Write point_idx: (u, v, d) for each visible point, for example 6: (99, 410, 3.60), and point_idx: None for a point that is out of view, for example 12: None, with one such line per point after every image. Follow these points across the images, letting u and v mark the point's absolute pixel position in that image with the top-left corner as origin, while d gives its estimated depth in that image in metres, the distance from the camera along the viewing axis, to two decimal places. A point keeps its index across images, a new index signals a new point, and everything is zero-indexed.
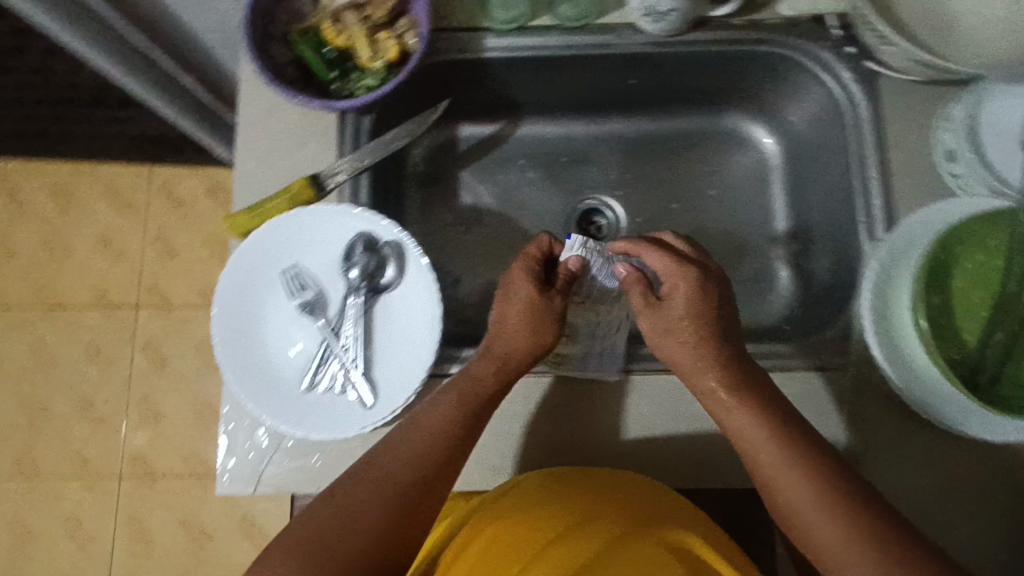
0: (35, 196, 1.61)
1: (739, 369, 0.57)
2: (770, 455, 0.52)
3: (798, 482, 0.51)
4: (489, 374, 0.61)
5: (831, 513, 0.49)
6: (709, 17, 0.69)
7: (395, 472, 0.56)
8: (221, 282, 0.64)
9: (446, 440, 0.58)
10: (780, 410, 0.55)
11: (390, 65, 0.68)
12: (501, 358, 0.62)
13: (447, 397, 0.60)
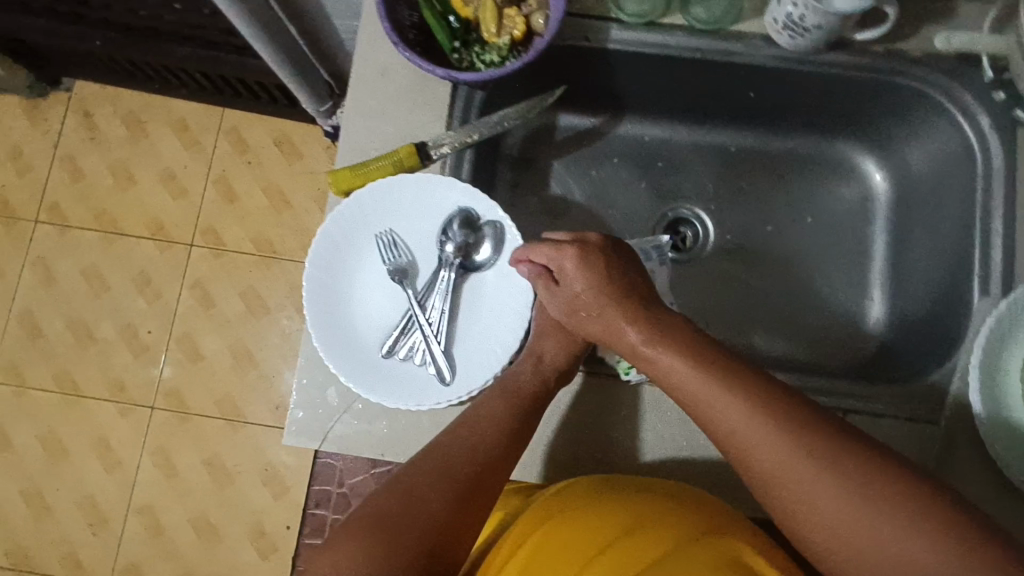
0: (105, 120, 1.61)
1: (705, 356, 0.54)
2: (771, 452, 0.47)
3: (811, 475, 0.45)
4: (529, 373, 0.61)
5: (848, 501, 0.44)
6: (852, 39, 0.67)
7: (450, 462, 0.55)
8: (317, 237, 0.63)
9: (501, 435, 0.57)
10: (764, 392, 0.50)
11: (514, 43, 0.66)
12: (541, 360, 0.62)
13: (501, 395, 0.59)
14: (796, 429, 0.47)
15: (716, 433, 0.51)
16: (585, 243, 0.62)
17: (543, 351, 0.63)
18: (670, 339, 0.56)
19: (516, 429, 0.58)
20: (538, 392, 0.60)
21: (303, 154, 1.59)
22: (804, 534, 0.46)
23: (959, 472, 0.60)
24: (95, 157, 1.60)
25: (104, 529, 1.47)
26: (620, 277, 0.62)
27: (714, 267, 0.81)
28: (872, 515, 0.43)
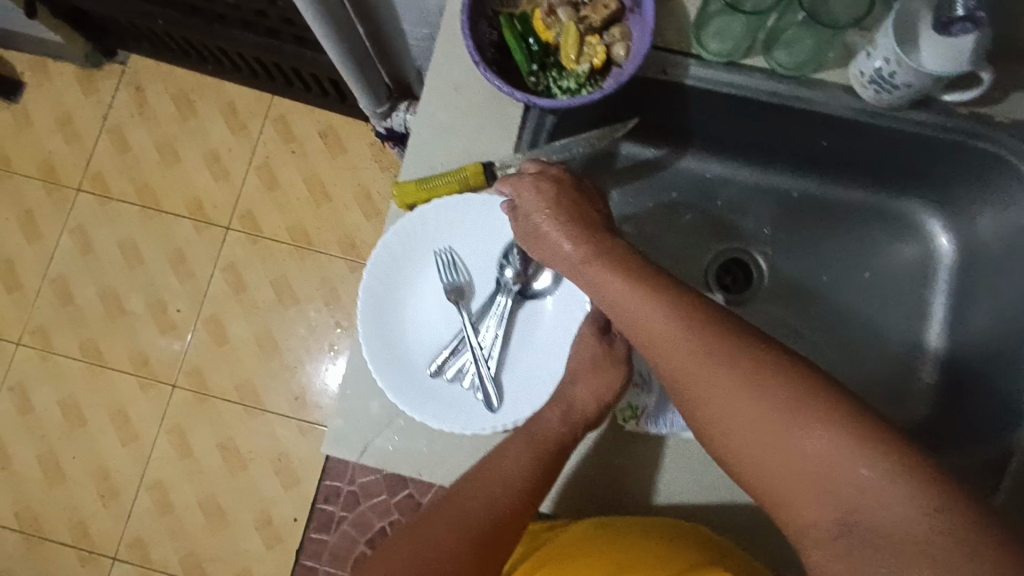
0: (155, 96, 1.63)
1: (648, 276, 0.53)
2: (722, 385, 0.47)
3: (762, 407, 0.45)
4: (557, 421, 0.58)
5: (794, 440, 0.43)
6: (935, 99, 0.66)
7: (472, 507, 0.54)
8: (377, 248, 0.63)
9: (527, 483, 0.55)
10: (721, 333, 0.48)
11: (592, 72, 0.66)
12: (572, 410, 0.58)
13: (528, 441, 0.57)
14: (729, 346, 0.47)
15: (647, 348, 0.51)
16: (554, 179, 0.61)
17: (575, 399, 0.59)
18: (614, 262, 0.55)
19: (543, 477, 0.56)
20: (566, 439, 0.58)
21: (346, 147, 1.60)
22: (753, 465, 0.45)
23: None
24: (142, 132, 1.62)
25: (115, 501, 1.48)
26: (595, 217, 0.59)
27: (765, 313, 0.80)
28: (808, 428, 0.43)
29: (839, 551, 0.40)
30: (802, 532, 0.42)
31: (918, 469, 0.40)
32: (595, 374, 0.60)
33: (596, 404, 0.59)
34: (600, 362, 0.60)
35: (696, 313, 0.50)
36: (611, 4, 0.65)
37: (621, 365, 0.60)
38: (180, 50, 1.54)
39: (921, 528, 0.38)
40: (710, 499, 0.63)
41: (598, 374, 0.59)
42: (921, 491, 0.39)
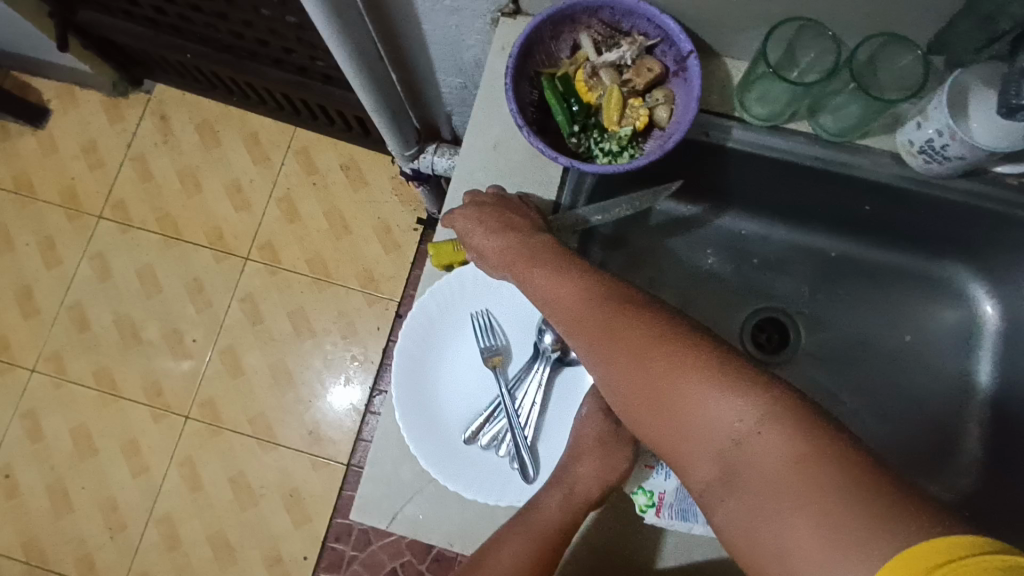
0: (180, 126, 1.64)
1: (563, 264, 0.56)
2: (633, 369, 0.49)
3: (665, 382, 0.47)
4: (556, 506, 0.56)
5: (706, 409, 0.45)
6: (984, 168, 0.65)
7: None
8: (413, 310, 0.62)
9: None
10: (627, 317, 0.50)
11: (634, 134, 0.66)
12: (571, 490, 0.57)
13: (521, 535, 0.55)
14: (627, 319, 0.50)
15: (559, 327, 0.55)
16: (491, 197, 0.64)
17: (574, 480, 0.57)
18: (533, 258, 0.58)
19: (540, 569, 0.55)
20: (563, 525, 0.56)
21: (368, 181, 1.60)
22: (668, 440, 0.47)
23: None
24: (166, 160, 1.63)
25: (122, 534, 1.46)
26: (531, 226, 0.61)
27: (801, 375, 0.78)
28: (696, 391, 0.45)
29: (735, 506, 0.43)
30: (705, 491, 0.45)
31: (792, 419, 0.42)
32: (599, 455, 0.58)
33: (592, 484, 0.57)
34: (608, 443, 0.59)
35: (600, 291, 0.53)
36: (656, 68, 0.64)
37: (628, 447, 0.59)
38: (207, 82, 1.55)
39: (794, 475, 0.40)
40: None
41: (601, 456, 0.58)
42: (795, 437, 0.41)
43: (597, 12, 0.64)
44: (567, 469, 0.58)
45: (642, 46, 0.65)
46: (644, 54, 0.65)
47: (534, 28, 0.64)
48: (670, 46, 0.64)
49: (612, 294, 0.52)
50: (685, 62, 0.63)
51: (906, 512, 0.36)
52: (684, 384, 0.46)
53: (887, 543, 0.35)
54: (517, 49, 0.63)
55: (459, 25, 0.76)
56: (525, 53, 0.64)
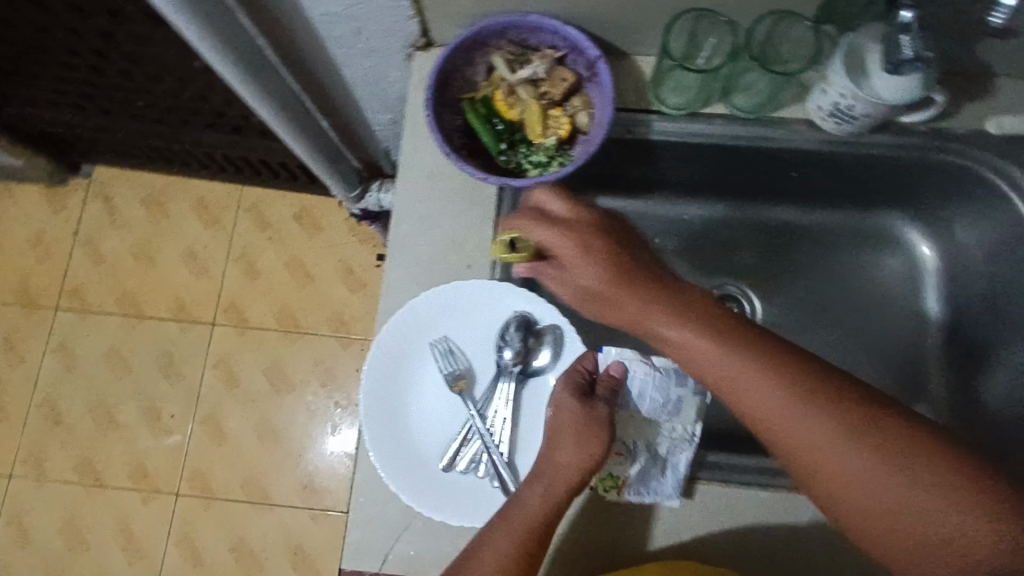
0: (126, 204, 1.62)
1: (684, 288, 0.59)
2: (764, 395, 0.51)
3: (792, 405, 0.50)
4: (537, 496, 0.55)
5: (821, 421, 0.49)
6: (894, 121, 0.67)
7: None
8: (372, 348, 0.62)
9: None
10: (754, 343, 0.54)
11: (560, 142, 0.67)
12: (543, 479, 0.56)
13: (501, 534, 0.53)
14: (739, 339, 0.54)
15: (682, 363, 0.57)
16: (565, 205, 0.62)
17: (549, 472, 0.56)
18: (635, 286, 0.59)
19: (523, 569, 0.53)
20: (546, 517, 0.54)
21: (323, 227, 1.60)
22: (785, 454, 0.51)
23: None
24: (117, 240, 1.61)
25: None
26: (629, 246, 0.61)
27: None
28: (761, 384, 0.52)
29: (867, 513, 0.47)
30: (819, 494, 0.50)
31: (917, 436, 0.48)
32: (576, 438, 0.56)
33: (564, 468, 0.56)
34: (582, 426, 0.57)
35: (727, 318, 0.56)
36: (569, 77, 0.66)
37: (604, 428, 0.57)
38: (147, 157, 1.54)
39: (929, 483, 0.46)
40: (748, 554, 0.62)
41: (574, 440, 0.56)
42: (942, 460, 0.46)
43: (503, 33, 0.66)
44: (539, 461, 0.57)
45: (553, 58, 0.67)
46: (555, 65, 0.67)
47: (445, 58, 0.66)
48: (579, 54, 0.66)
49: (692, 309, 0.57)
50: (596, 66, 0.66)
51: (980, 491, 0.45)
52: (799, 407, 0.50)
53: (972, 500, 0.45)
54: (432, 80, 0.64)
55: (377, 65, 0.77)
56: (440, 83, 0.66)
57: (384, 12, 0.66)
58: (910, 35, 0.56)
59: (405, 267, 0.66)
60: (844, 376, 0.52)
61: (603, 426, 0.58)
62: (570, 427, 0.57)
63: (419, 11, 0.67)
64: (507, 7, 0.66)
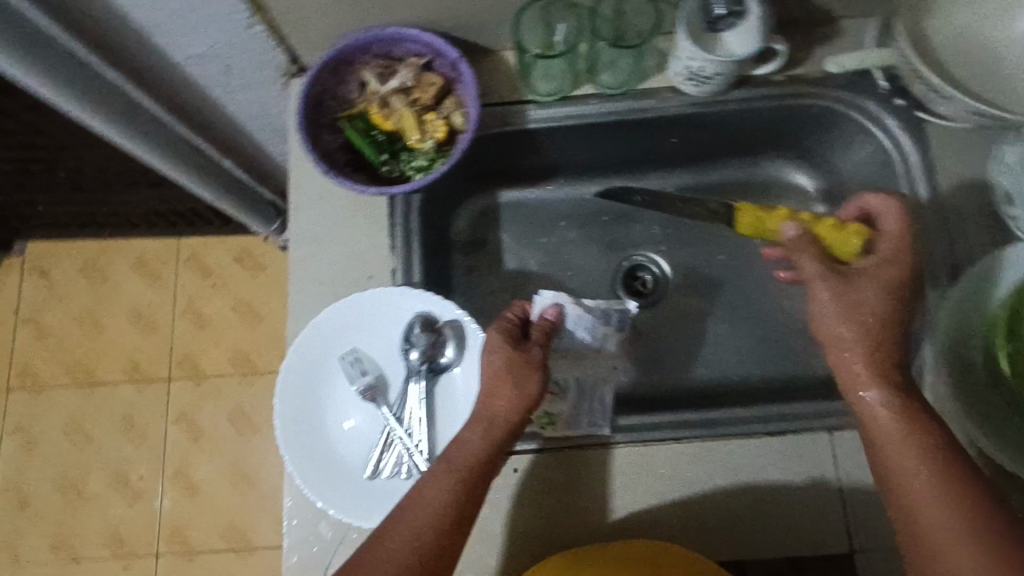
0: (63, 274, 1.60)
1: (882, 269, 0.58)
2: (926, 488, 0.51)
3: (939, 494, 0.50)
4: (479, 434, 0.56)
5: (952, 510, 0.50)
6: (750, 76, 0.70)
7: (394, 553, 0.51)
8: (282, 373, 0.63)
9: (447, 515, 0.53)
10: (925, 419, 0.54)
11: (439, 144, 0.69)
12: (481, 421, 0.57)
13: (445, 472, 0.55)
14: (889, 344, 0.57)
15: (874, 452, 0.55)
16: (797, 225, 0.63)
17: (483, 418, 0.57)
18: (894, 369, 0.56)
19: (464, 503, 0.54)
20: (486, 452, 0.56)
21: (265, 265, 1.60)
22: (915, 535, 0.51)
23: None
24: (59, 313, 1.59)
25: None
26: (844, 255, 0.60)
27: (679, 307, 0.83)
28: (910, 461, 0.52)
29: None
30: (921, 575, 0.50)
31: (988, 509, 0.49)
32: (513, 378, 0.57)
33: (498, 409, 0.57)
34: (518, 365, 0.58)
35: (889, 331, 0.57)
36: (436, 81, 0.68)
37: (540, 368, 0.58)
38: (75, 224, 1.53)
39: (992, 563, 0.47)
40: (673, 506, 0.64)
41: (507, 385, 0.57)
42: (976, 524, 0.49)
43: (366, 49, 0.68)
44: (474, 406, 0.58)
45: (418, 65, 0.69)
46: (422, 72, 0.69)
47: (312, 81, 0.67)
48: (443, 58, 0.68)
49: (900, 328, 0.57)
50: (460, 67, 0.68)
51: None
52: (938, 487, 0.51)
53: None
54: (301, 103, 0.66)
55: (258, 98, 0.78)
56: (311, 105, 0.67)
57: (247, 46, 0.67)
58: None
59: (306, 288, 0.68)
60: (953, 459, 0.52)
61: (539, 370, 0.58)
62: (503, 374, 0.58)
63: (281, 40, 0.68)
64: (366, 23, 0.68)
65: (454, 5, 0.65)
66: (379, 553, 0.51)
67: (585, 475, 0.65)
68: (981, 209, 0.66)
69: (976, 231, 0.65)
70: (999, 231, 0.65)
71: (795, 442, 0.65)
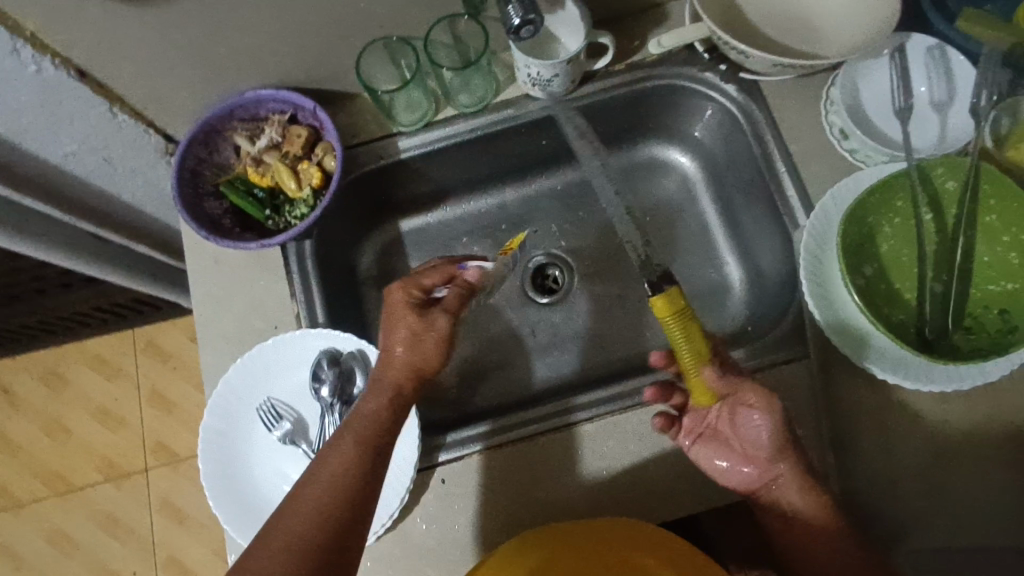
0: (22, 387, 1.39)
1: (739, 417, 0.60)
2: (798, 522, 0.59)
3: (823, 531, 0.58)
4: (386, 394, 0.59)
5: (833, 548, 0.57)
6: (594, 71, 0.75)
7: (305, 513, 0.52)
8: (203, 433, 0.65)
9: (357, 475, 0.55)
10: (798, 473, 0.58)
11: (316, 190, 0.73)
12: (386, 377, 0.60)
13: (353, 431, 0.57)
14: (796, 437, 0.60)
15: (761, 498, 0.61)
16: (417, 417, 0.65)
17: (388, 376, 0.60)
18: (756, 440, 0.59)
19: (375, 462, 0.56)
20: (391, 411, 0.59)
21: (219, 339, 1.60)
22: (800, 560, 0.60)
23: (846, 391, 0.64)
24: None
25: None
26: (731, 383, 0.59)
27: (593, 294, 0.85)
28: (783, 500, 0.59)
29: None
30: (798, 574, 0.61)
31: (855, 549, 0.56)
32: (428, 346, 0.61)
33: (410, 371, 0.60)
34: (435, 335, 0.61)
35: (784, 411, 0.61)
36: (303, 132, 0.72)
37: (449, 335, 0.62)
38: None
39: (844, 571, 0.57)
40: (599, 485, 0.65)
41: (419, 350, 0.60)
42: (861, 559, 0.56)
43: (231, 115, 0.72)
44: (382, 368, 0.61)
45: (282, 121, 0.73)
46: (288, 126, 0.73)
47: (184, 155, 0.71)
48: (303, 110, 0.72)
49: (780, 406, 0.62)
50: (320, 115, 0.72)
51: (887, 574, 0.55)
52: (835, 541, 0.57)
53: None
54: (176, 177, 0.70)
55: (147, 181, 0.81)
56: (188, 178, 0.71)
57: (117, 135, 0.72)
58: (512, 4, 0.61)
59: (216, 350, 0.71)
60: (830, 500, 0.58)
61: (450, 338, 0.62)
62: (418, 339, 0.60)
63: (149, 122, 0.73)
64: (224, 92, 0.72)
65: (299, 61, 0.70)
66: (290, 515, 0.52)
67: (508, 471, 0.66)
68: (820, 146, 0.71)
69: (823, 167, 0.70)
70: (843, 163, 0.70)
71: None
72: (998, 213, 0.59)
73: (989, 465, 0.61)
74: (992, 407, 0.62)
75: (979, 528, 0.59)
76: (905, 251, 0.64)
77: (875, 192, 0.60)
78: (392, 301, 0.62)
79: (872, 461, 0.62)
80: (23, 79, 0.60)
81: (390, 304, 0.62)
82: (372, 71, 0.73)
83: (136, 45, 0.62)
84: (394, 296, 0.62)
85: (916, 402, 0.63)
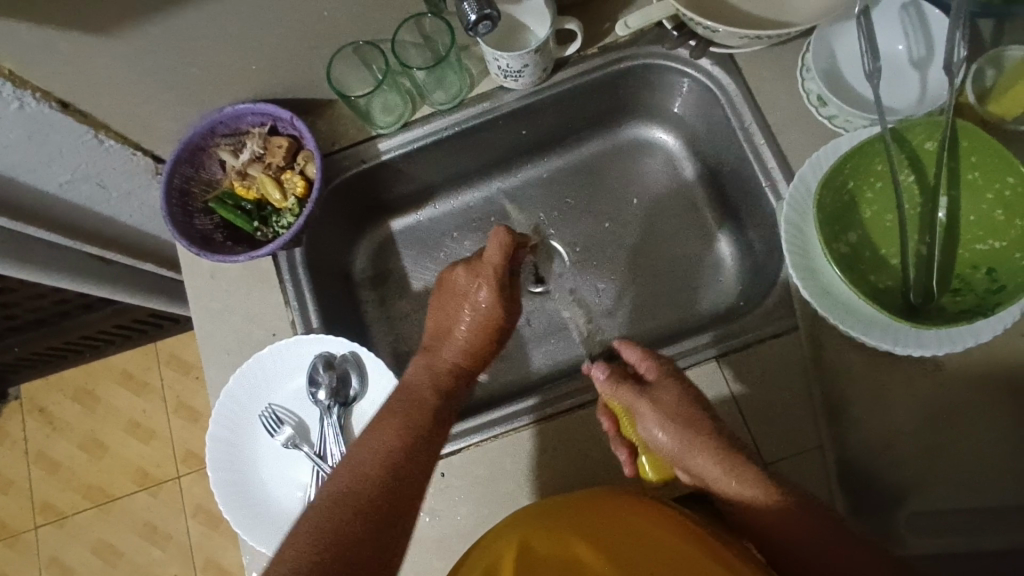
0: (57, 406, 1.44)
1: (686, 445, 0.57)
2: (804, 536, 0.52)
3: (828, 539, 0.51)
4: (442, 374, 0.62)
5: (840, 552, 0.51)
6: (565, 57, 0.75)
7: (365, 482, 0.51)
8: (210, 442, 0.68)
9: (415, 454, 0.54)
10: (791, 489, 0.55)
11: (301, 200, 0.75)
12: (442, 359, 0.63)
13: (416, 406, 0.58)
14: (702, 425, 0.57)
15: (761, 531, 0.54)
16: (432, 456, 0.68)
17: (449, 357, 0.63)
18: (698, 446, 0.57)
19: (429, 442, 0.56)
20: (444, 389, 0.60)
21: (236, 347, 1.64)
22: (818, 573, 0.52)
23: (839, 361, 0.63)
24: (14, 457, 1.42)
25: None
26: (671, 412, 0.58)
27: (584, 279, 0.85)
28: (795, 518, 0.53)
29: None
30: None
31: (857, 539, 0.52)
32: (490, 335, 0.64)
33: (473, 353, 0.64)
34: (501, 326, 0.65)
35: (692, 396, 0.60)
36: (283, 142, 0.73)
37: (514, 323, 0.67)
38: (10, 365, 1.35)
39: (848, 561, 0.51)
40: (596, 469, 0.66)
41: (482, 337, 0.64)
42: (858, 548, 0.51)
43: (213, 132, 0.73)
44: (443, 348, 0.64)
45: (263, 133, 0.74)
46: (269, 138, 0.74)
47: (171, 174, 0.73)
48: (282, 121, 0.74)
49: (695, 397, 0.60)
50: (298, 124, 0.73)
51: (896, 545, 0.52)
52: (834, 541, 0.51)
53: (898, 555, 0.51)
54: (165, 196, 0.72)
55: (141, 200, 0.84)
56: (177, 196, 0.73)
57: (105, 159, 0.74)
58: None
59: (218, 361, 0.73)
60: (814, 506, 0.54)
61: (515, 320, 0.68)
62: (490, 323, 0.64)
63: (136, 145, 0.75)
64: (204, 111, 0.73)
65: (272, 73, 0.71)
66: (346, 488, 0.50)
67: (507, 459, 0.67)
68: (798, 114, 0.70)
69: (802, 135, 0.69)
70: (823, 131, 0.69)
71: (691, 377, 0.66)
72: (980, 169, 0.57)
73: (986, 429, 0.60)
74: (983, 369, 0.61)
75: (982, 492, 0.58)
76: (888, 216, 0.63)
77: (853, 157, 0.59)
78: (468, 286, 0.65)
79: (866, 430, 0.61)
80: (7, 116, 0.62)
81: (463, 281, 0.65)
82: (345, 78, 0.75)
83: (112, 75, 0.64)
84: (476, 282, 0.64)
85: (909, 368, 0.62)
